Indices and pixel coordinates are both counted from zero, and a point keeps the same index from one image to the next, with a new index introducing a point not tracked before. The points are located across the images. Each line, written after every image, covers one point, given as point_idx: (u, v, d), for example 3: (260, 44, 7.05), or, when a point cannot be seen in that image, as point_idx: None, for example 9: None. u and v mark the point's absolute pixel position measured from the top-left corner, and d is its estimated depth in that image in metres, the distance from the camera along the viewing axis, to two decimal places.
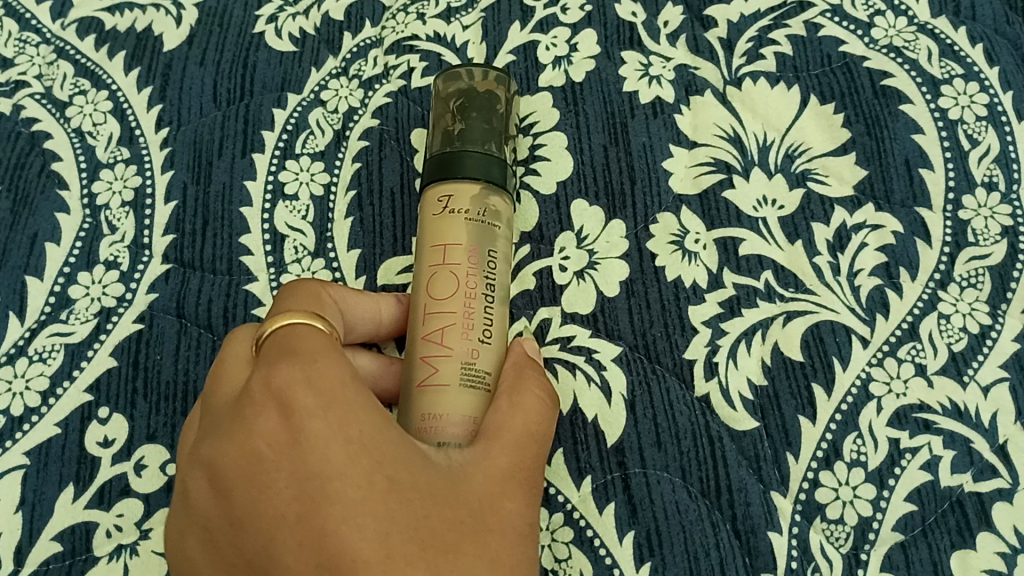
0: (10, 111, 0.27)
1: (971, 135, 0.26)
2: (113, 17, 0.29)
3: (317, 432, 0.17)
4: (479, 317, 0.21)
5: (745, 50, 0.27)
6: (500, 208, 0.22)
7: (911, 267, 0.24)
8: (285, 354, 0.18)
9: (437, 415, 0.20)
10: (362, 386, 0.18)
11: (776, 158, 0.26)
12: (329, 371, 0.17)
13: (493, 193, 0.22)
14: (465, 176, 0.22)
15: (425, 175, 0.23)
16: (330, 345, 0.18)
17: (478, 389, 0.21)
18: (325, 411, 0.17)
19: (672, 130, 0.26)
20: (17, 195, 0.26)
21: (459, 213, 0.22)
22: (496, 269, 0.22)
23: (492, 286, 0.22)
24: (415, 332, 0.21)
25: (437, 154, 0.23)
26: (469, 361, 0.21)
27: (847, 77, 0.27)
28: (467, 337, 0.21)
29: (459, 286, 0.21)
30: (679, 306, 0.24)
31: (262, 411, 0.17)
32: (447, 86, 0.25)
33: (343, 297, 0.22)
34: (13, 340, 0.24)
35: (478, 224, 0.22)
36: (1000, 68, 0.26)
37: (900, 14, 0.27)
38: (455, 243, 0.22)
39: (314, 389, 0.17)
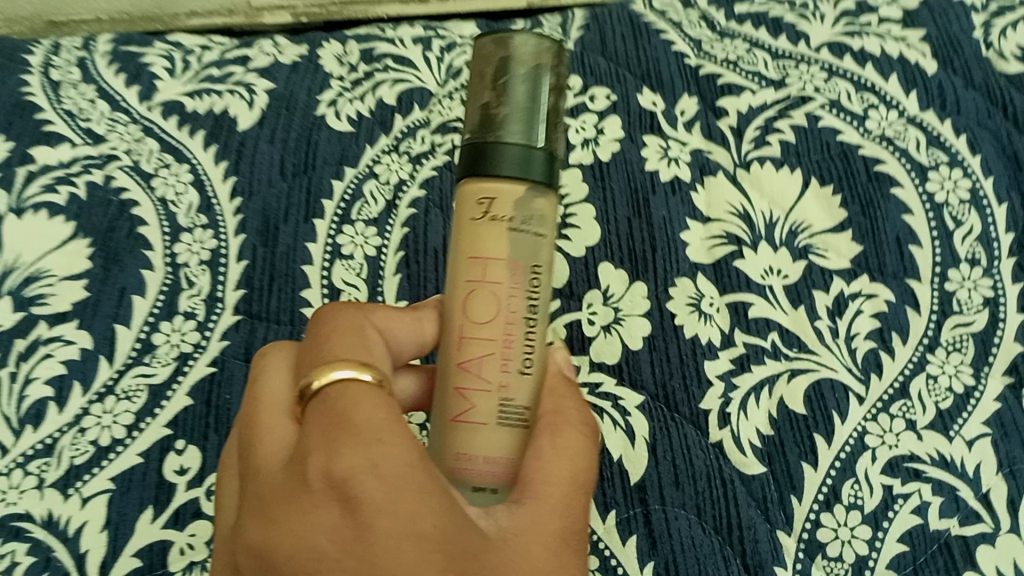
0: (103, 181, 0.31)
1: (955, 217, 0.29)
2: (193, 100, 0.33)
3: (382, 529, 0.16)
4: (520, 347, 0.19)
5: (753, 137, 0.31)
6: (547, 214, 0.19)
7: (903, 331, 0.27)
8: (337, 423, 0.17)
9: (471, 454, 0.19)
10: (423, 462, 0.17)
11: (781, 233, 0.29)
12: (392, 449, 0.17)
13: (536, 195, 0.19)
14: (504, 174, 0.18)
15: (464, 167, 0.19)
16: (386, 410, 0.17)
17: (517, 425, 0.19)
18: (389, 503, 0.16)
19: (688, 206, 0.30)
20: (109, 254, 0.29)
21: (501, 221, 0.19)
22: (542, 288, 0.19)
23: (539, 306, 0.20)
24: (450, 353, 0.20)
25: (478, 142, 0.19)
26: (507, 398, 0.19)
27: (844, 163, 0.30)
28: (506, 370, 0.19)
29: (498, 310, 0.19)
30: (695, 360, 0.27)
31: (322, 502, 0.16)
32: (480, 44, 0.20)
33: (385, 321, 0.21)
34: (103, 380, 0.27)
35: (521, 237, 0.19)
36: (981, 157, 0.30)
37: (892, 108, 0.31)
38: (492, 256, 0.19)
39: (377, 476, 0.16)
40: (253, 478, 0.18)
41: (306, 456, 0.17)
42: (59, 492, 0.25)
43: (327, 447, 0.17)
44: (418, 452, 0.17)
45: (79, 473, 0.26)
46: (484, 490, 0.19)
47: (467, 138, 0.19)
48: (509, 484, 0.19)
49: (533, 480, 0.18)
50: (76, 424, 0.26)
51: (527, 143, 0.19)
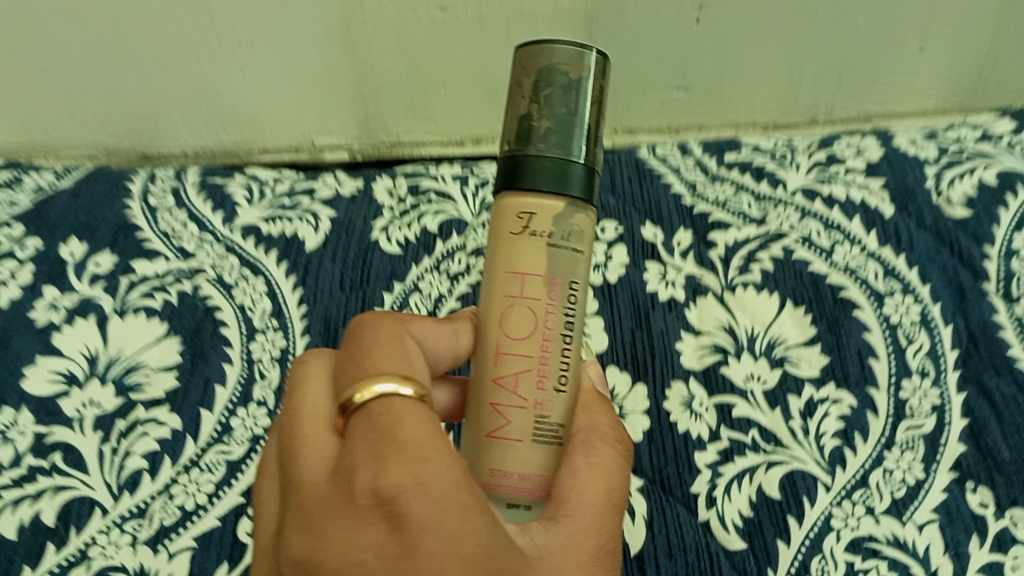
0: (191, 290, 0.37)
1: (908, 335, 0.34)
2: (268, 224, 0.39)
3: (430, 546, 0.18)
4: (554, 366, 0.23)
5: (738, 265, 0.37)
6: (582, 228, 0.23)
7: (863, 431, 0.32)
8: (384, 440, 0.19)
9: (505, 470, 0.22)
10: (461, 481, 0.19)
11: (760, 346, 0.34)
12: (438, 468, 0.19)
13: (573, 211, 0.23)
14: (544, 192, 0.22)
15: (506, 184, 0.23)
16: (431, 433, 0.20)
17: (550, 442, 0.23)
18: (437, 521, 0.18)
19: (683, 321, 0.35)
20: (196, 351, 0.35)
21: (539, 237, 0.22)
22: (574, 302, 0.23)
23: (572, 314, 0.23)
24: (485, 371, 0.23)
25: (519, 158, 0.22)
26: (541, 414, 0.23)
27: (814, 288, 0.36)
28: (541, 387, 0.22)
29: (536, 324, 0.22)
30: (687, 451, 0.32)
31: (371, 517, 0.18)
32: (525, 60, 0.23)
33: (424, 332, 0.24)
34: (189, 454, 0.32)
35: (558, 253, 0.23)
36: (930, 286, 0.35)
37: (855, 243, 0.37)
38: (531, 265, 0.22)
39: (424, 495, 0.18)
40: (301, 493, 0.20)
41: (355, 472, 0.19)
42: (151, 547, 0.30)
43: (378, 464, 0.19)
44: (460, 472, 0.19)
45: (168, 531, 0.31)
46: (518, 505, 0.22)
47: (508, 151, 0.23)
48: (540, 500, 0.22)
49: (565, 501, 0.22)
50: (167, 490, 0.32)
51: (564, 160, 0.22)
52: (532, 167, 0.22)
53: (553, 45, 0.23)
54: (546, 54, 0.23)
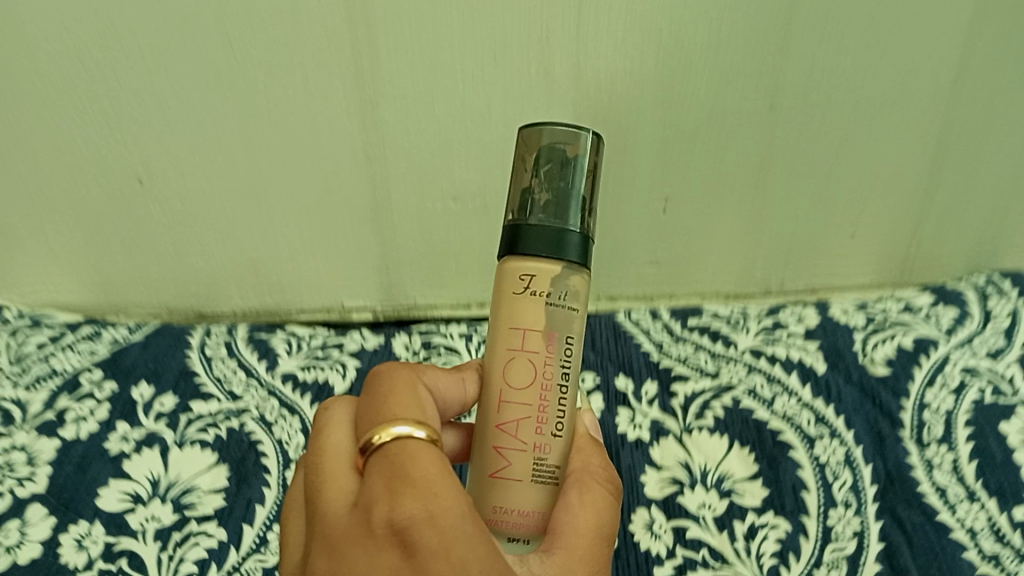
0: (238, 425, 0.45)
1: (834, 472, 0.41)
2: (304, 371, 0.48)
3: (438, 572, 0.20)
4: (551, 414, 0.26)
5: (695, 411, 0.44)
6: (578, 289, 0.26)
7: (797, 552, 0.38)
8: (396, 477, 0.22)
9: (508, 507, 0.25)
10: (466, 515, 0.22)
11: (711, 479, 0.41)
12: (449, 502, 0.22)
13: (569, 273, 0.25)
14: (543, 257, 0.25)
15: (510, 251, 0.26)
16: (439, 471, 0.22)
17: (546, 480, 0.26)
18: (444, 550, 0.21)
19: (648, 458, 0.42)
20: (240, 476, 0.42)
21: (540, 296, 0.25)
22: (571, 355, 0.26)
23: (569, 365, 0.26)
24: (490, 417, 0.26)
25: (521, 229, 0.26)
26: (539, 456, 0.26)
27: (757, 432, 0.43)
28: (540, 432, 0.26)
29: (536, 375, 0.25)
30: (648, 566, 0.38)
31: (386, 547, 0.21)
32: (526, 150, 0.28)
33: (436, 381, 0.28)
34: (232, 561, 0.38)
35: (556, 310, 0.25)
36: (854, 431, 0.42)
37: (792, 395, 0.45)
38: (531, 321, 0.25)
39: (434, 526, 0.21)
40: (325, 523, 0.23)
41: (375, 506, 0.22)
42: None
43: (393, 497, 0.22)
44: (465, 507, 0.22)
45: None
46: (518, 540, 0.25)
47: (513, 222, 0.27)
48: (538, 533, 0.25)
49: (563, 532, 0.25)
50: None
51: (561, 228, 0.26)
52: (530, 236, 0.25)
53: (549, 135, 0.28)
54: (542, 143, 0.28)
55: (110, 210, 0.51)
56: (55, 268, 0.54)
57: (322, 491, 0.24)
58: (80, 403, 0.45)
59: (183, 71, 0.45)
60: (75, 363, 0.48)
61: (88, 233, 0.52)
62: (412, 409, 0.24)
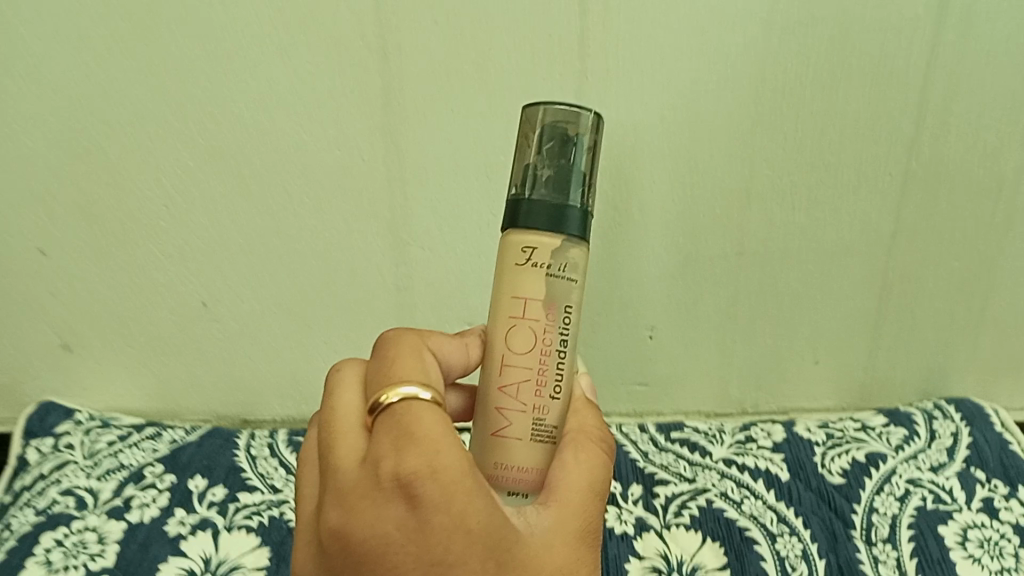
0: (279, 514, 0.52)
1: (792, 564, 0.47)
2: None
3: (440, 521, 0.26)
4: (548, 376, 0.31)
5: (674, 510, 0.51)
6: (577, 260, 0.31)
7: None
8: (403, 433, 0.27)
9: (508, 464, 0.31)
10: (464, 467, 0.27)
11: (687, 567, 0.47)
12: (449, 457, 0.26)
13: (569, 245, 0.31)
14: (545, 232, 0.31)
15: (515, 228, 0.31)
16: (440, 431, 0.27)
17: (541, 435, 0.31)
18: (445, 503, 0.26)
19: (632, 548, 0.49)
20: (280, 557, 0.49)
21: (541, 268, 0.31)
22: (569, 322, 0.31)
23: (567, 332, 0.31)
24: (495, 381, 0.32)
25: (524, 206, 0.31)
26: (537, 415, 0.31)
27: (727, 528, 0.49)
28: (538, 393, 0.31)
29: (535, 341, 0.31)
30: None
31: (393, 497, 0.26)
32: (532, 125, 0.34)
33: (442, 348, 0.33)
34: None
35: (555, 280, 0.31)
36: (811, 530, 0.49)
37: (759, 498, 0.52)
38: (534, 293, 0.31)
39: (436, 480, 0.26)
40: (337, 472, 0.28)
41: (382, 458, 0.27)
42: None
43: (399, 453, 0.26)
44: (462, 462, 0.27)
45: None
46: (518, 494, 0.31)
47: (514, 200, 0.32)
48: (534, 487, 0.31)
49: (556, 489, 0.30)
50: None
51: (563, 201, 0.31)
52: (536, 210, 0.31)
53: (553, 113, 0.34)
54: (546, 128, 0.34)
55: (170, 335, 0.59)
56: (117, 385, 0.61)
57: (334, 444, 0.29)
58: (143, 492, 0.53)
59: (253, 217, 0.54)
60: (140, 458, 0.56)
61: (149, 356, 0.60)
62: (416, 374, 0.29)
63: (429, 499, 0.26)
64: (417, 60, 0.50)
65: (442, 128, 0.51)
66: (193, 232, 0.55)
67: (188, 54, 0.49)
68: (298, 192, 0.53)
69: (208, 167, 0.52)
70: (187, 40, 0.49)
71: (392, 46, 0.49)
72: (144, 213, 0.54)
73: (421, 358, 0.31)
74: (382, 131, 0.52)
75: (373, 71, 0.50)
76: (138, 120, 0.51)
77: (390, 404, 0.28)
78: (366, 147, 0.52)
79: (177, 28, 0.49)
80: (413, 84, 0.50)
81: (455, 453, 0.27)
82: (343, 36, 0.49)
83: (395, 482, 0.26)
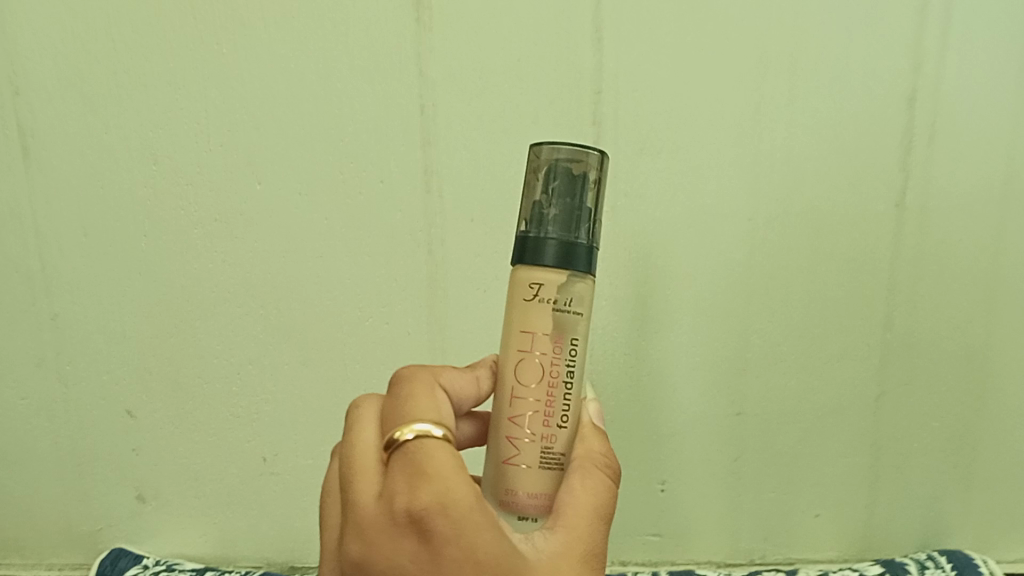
0: None
1: None
2: None
3: (450, 554, 0.31)
4: (554, 409, 0.36)
5: None
6: (581, 293, 0.36)
7: None
8: (415, 471, 0.32)
9: (518, 490, 0.36)
10: (471, 499, 0.31)
11: None
12: (457, 490, 0.31)
13: (574, 280, 0.36)
14: (552, 269, 0.36)
15: (524, 263, 0.36)
16: (449, 467, 0.32)
17: (548, 461, 0.36)
18: (454, 536, 0.31)
19: None
20: None
21: (547, 303, 0.36)
22: (575, 354, 0.36)
23: (573, 363, 0.36)
24: (505, 412, 0.37)
25: (533, 242, 0.36)
26: (544, 444, 0.36)
27: None
28: (546, 425, 0.36)
29: (543, 373, 0.36)
30: None
31: (409, 530, 0.31)
32: (541, 163, 0.39)
33: (454, 377, 0.38)
34: None
35: (561, 314, 0.36)
36: None
37: None
38: (541, 327, 0.36)
39: (445, 516, 0.31)
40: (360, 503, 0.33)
41: (398, 495, 0.32)
42: None
43: (412, 490, 0.31)
44: (470, 496, 0.31)
45: None
46: (526, 518, 0.36)
47: (524, 234, 0.37)
48: (541, 509, 0.36)
49: (563, 515, 0.35)
50: None
51: (572, 237, 0.36)
52: (546, 247, 0.36)
53: (564, 151, 0.39)
54: (557, 161, 0.39)
55: (227, 495, 0.64)
56: (184, 535, 0.65)
57: (356, 475, 0.34)
58: None
59: (312, 383, 0.62)
60: None
61: (205, 517, 0.65)
62: (427, 413, 0.34)
63: (441, 532, 0.31)
64: (456, 251, 0.59)
65: (476, 306, 0.60)
66: (258, 397, 0.62)
67: (268, 246, 0.59)
68: (352, 363, 0.62)
69: (277, 341, 0.61)
70: (268, 235, 0.59)
71: (435, 240, 0.59)
72: (218, 380, 0.62)
73: (432, 393, 0.36)
74: (426, 309, 0.60)
75: (420, 260, 0.60)
76: (222, 300, 0.61)
77: (406, 442, 0.33)
78: (412, 323, 0.61)
79: (260, 226, 0.59)
80: (453, 270, 0.60)
81: (462, 485, 0.32)
82: (395, 231, 0.59)
83: (409, 520, 0.31)
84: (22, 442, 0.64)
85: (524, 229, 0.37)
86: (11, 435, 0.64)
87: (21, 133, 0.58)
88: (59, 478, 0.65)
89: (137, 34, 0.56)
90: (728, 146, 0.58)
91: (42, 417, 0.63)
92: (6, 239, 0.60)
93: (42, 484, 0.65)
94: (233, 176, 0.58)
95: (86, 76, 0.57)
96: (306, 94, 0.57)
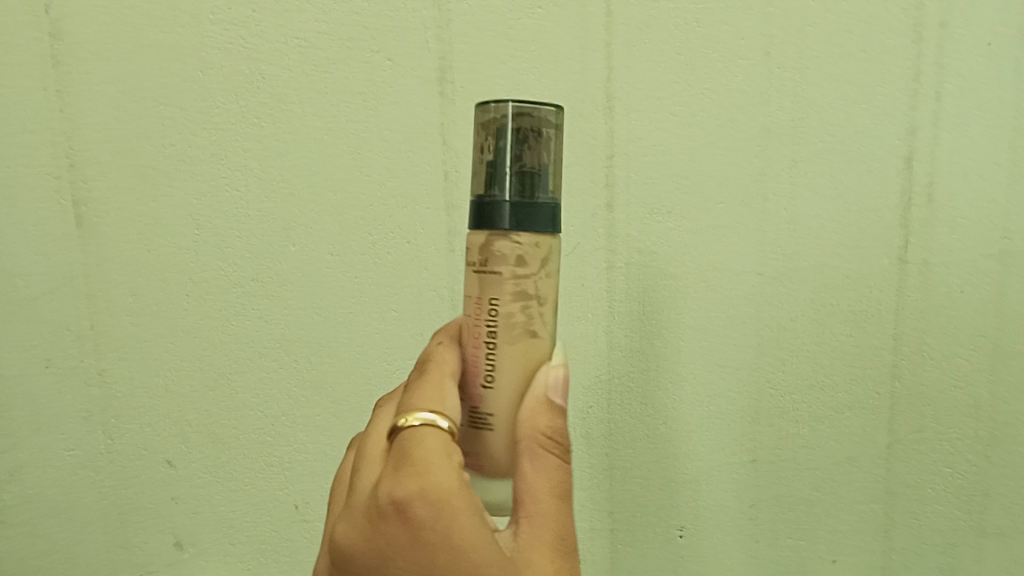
0: None
1: None
2: None
3: (430, 534, 0.36)
4: (483, 369, 0.43)
5: None
6: (501, 250, 0.41)
7: None
8: (405, 459, 0.37)
9: (470, 450, 0.43)
10: (451, 484, 0.37)
11: None
12: (437, 475, 0.37)
13: (493, 240, 0.41)
14: (477, 232, 0.41)
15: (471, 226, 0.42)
16: (435, 456, 0.37)
17: (480, 419, 0.43)
18: (434, 518, 0.36)
19: None
20: None
21: (471, 266, 0.42)
22: (494, 314, 0.41)
23: (493, 320, 0.42)
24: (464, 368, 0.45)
25: (477, 204, 0.42)
26: (479, 404, 0.43)
27: None
28: (478, 385, 0.43)
29: (472, 332, 0.43)
30: None
31: (391, 510, 0.36)
32: (485, 117, 0.42)
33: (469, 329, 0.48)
34: None
35: (478, 274, 0.42)
36: None
37: None
38: (472, 288, 0.42)
39: (425, 501, 0.36)
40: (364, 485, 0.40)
41: (387, 476, 0.37)
42: None
43: (401, 472, 0.37)
44: (453, 482, 0.37)
45: None
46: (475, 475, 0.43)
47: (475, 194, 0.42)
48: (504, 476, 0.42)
49: (523, 497, 0.40)
50: None
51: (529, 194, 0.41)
52: (504, 211, 0.40)
53: (514, 108, 0.41)
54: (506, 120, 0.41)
55: (264, 543, 0.67)
56: None
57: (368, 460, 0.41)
58: None
59: (344, 436, 0.65)
60: None
61: (242, 565, 0.68)
62: (431, 403, 0.40)
63: (421, 514, 0.36)
64: None
65: None
66: (293, 449, 0.66)
67: (303, 306, 0.63)
68: None
69: (311, 395, 0.65)
70: (304, 296, 0.63)
71: (458, 299, 0.63)
72: (255, 433, 0.65)
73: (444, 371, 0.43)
74: None
75: (445, 317, 0.63)
76: (260, 357, 0.64)
77: (406, 428, 0.39)
78: None
79: (296, 287, 0.63)
80: None
81: (444, 472, 0.37)
82: (421, 291, 0.63)
83: (391, 500, 0.36)
84: (72, 493, 0.67)
85: (485, 190, 0.41)
86: (62, 488, 0.67)
87: (77, 204, 0.63)
88: (106, 528, 0.68)
89: (184, 113, 0.61)
90: (736, 207, 0.61)
91: (91, 469, 0.67)
92: (61, 302, 0.64)
93: (91, 534, 0.68)
94: (271, 241, 0.62)
95: (138, 151, 0.62)
96: (338, 165, 0.61)
